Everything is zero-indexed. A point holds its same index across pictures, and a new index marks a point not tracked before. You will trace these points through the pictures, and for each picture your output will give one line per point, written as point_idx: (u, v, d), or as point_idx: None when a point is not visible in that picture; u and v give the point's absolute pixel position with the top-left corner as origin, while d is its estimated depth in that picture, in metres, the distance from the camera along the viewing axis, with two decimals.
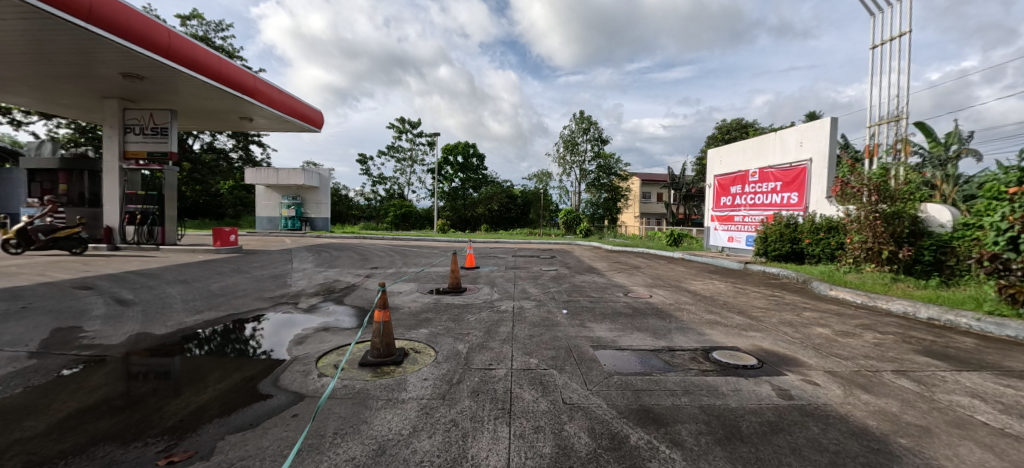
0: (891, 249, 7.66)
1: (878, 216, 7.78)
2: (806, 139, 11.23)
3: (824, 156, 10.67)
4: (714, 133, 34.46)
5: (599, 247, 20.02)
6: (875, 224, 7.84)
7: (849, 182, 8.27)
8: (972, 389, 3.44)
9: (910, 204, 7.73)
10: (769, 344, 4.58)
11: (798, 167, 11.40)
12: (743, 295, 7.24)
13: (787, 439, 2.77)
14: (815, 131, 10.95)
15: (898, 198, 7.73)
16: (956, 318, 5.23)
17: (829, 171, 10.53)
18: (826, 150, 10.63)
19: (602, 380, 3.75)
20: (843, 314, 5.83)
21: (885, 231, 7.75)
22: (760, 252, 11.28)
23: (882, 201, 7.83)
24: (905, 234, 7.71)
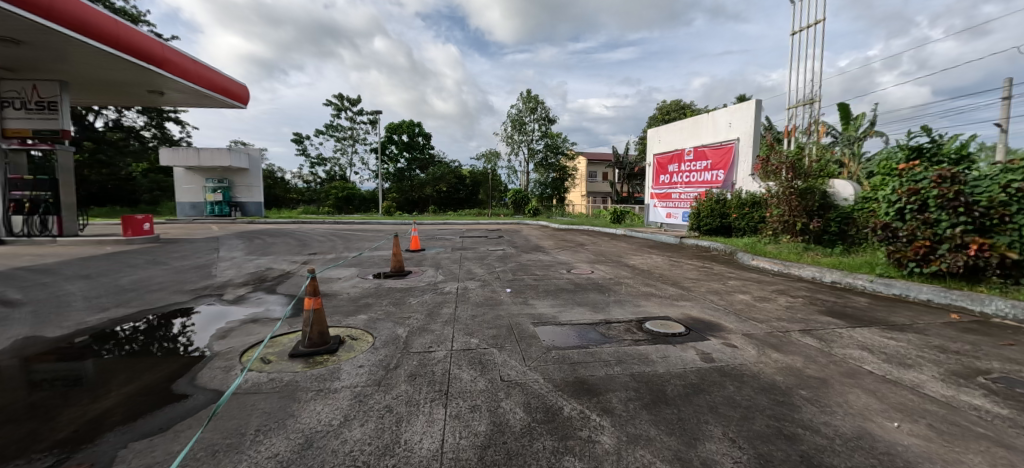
0: (804, 222, 8.39)
1: (794, 192, 8.46)
2: (735, 120, 11.96)
3: (751, 136, 11.40)
4: (655, 113, 35.81)
5: (547, 226, 20.44)
6: (791, 199, 8.51)
7: (770, 160, 8.91)
8: (862, 342, 3.90)
9: (820, 181, 8.40)
10: (696, 311, 4.90)
11: (727, 146, 12.13)
12: (677, 267, 7.70)
13: (706, 398, 2.99)
14: (742, 112, 11.66)
15: (810, 175, 8.37)
16: (854, 281, 5.88)
17: (753, 150, 11.35)
18: (752, 130, 11.35)
19: (540, 355, 3.82)
20: (761, 281, 6.38)
21: (800, 205, 8.44)
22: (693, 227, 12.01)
23: (797, 178, 8.51)
24: (816, 207, 8.47)
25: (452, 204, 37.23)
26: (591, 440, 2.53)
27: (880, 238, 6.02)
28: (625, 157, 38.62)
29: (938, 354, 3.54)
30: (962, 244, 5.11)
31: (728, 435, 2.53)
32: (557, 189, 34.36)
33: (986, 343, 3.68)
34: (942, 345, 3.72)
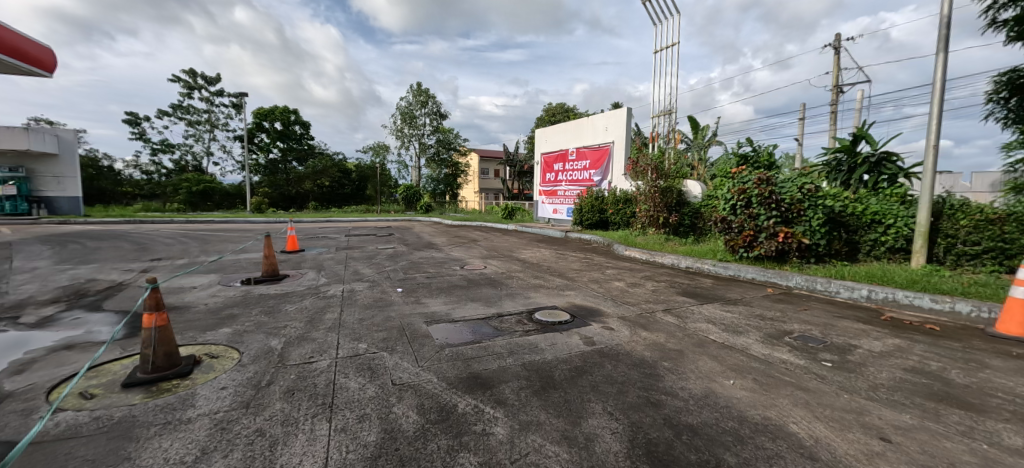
0: (665, 216, 9.81)
1: (657, 190, 9.81)
2: (610, 125, 13.34)
3: (623, 140, 12.87)
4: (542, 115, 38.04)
5: (440, 222, 20.27)
6: (655, 196, 9.86)
7: (639, 163, 10.18)
8: (708, 316, 4.72)
9: (676, 181, 9.95)
10: (580, 299, 5.38)
11: (605, 148, 13.49)
12: (563, 259, 8.33)
13: (588, 379, 3.30)
14: (616, 118, 13.07)
15: (669, 176, 9.86)
16: (702, 265, 7.09)
17: (625, 152, 12.82)
18: (624, 135, 12.81)
19: (433, 354, 3.77)
20: (633, 269, 7.27)
21: (662, 201, 9.83)
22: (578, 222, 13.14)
23: (659, 178, 9.88)
24: (674, 203, 9.94)
25: (337, 200, 34.54)
26: (485, 433, 2.59)
27: (719, 229, 7.34)
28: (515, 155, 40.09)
29: (757, 321, 4.45)
30: (773, 233, 6.49)
31: (606, 409, 2.83)
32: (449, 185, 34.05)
33: (789, 310, 4.76)
34: (761, 313, 4.70)
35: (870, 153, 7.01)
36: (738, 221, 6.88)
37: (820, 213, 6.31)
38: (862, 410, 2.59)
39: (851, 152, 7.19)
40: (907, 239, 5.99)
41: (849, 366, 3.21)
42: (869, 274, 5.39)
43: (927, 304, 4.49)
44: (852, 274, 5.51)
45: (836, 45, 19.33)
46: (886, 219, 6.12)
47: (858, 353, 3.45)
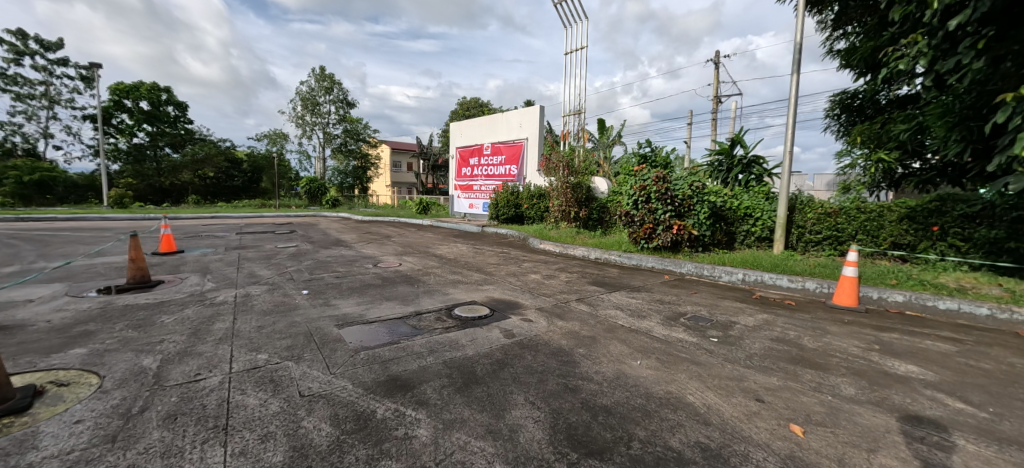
0: (576, 211, 10.41)
1: (569, 186, 10.33)
2: (524, 122, 13.70)
3: (537, 137, 13.29)
4: (457, 109, 37.62)
5: (349, 218, 18.95)
6: (567, 192, 10.38)
7: (553, 160, 10.63)
8: (615, 302, 5.11)
9: (586, 178, 10.54)
10: (498, 293, 5.43)
11: (519, 144, 13.82)
12: (481, 254, 8.34)
13: (509, 371, 3.35)
14: (530, 116, 13.45)
15: (579, 172, 10.43)
16: (609, 256, 7.67)
17: (538, 149, 13.28)
18: (538, 133, 13.24)
19: (346, 360, 3.48)
20: (548, 261, 7.57)
21: (573, 197, 10.40)
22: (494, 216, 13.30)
23: (570, 175, 10.42)
24: (584, 198, 10.57)
25: (223, 194, 30.08)
26: (407, 437, 2.47)
27: (624, 223, 7.96)
28: (429, 148, 38.95)
29: (657, 304, 4.93)
30: (668, 226, 7.24)
31: (528, 399, 2.90)
32: (359, 179, 31.75)
33: (682, 293, 5.38)
34: (660, 298, 5.23)
35: (742, 156, 8.21)
36: (639, 215, 7.53)
37: (705, 208, 7.22)
38: (742, 377, 3.03)
39: (729, 154, 8.35)
40: (768, 230, 7.17)
41: (731, 340, 3.73)
42: (743, 260, 6.32)
43: (785, 283, 5.41)
44: (730, 261, 6.41)
45: (714, 60, 22.21)
46: (755, 213, 7.25)
47: (736, 329, 4.02)
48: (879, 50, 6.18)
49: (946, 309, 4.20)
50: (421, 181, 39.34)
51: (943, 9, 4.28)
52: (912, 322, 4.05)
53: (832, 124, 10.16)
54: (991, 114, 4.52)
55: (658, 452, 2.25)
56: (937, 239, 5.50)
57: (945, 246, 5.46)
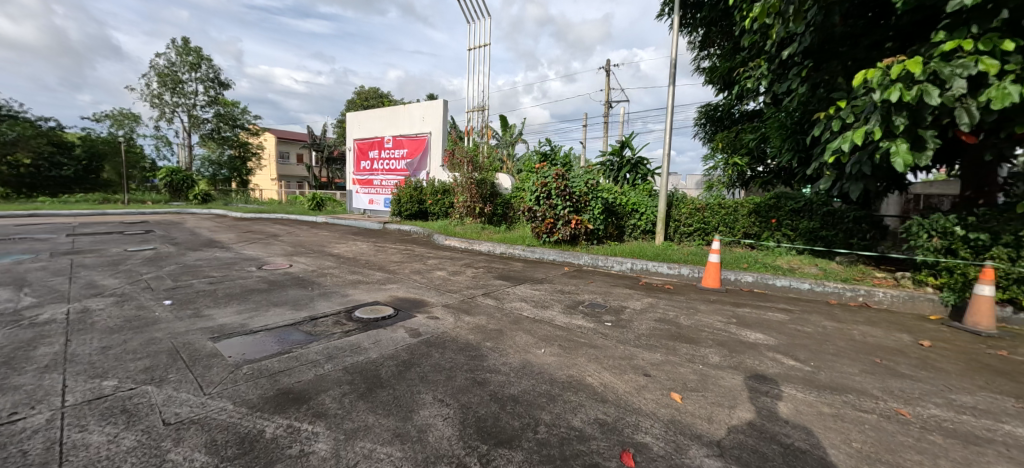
0: (481, 207, 10.48)
1: (473, 182, 10.35)
2: (427, 115, 13.33)
3: (440, 132, 13.02)
4: (354, 98, 34.98)
5: (223, 215, 16.37)
6: (471, 188, 10.39)
7: (457, 156, 10.57)
8: (520, 294, 5.22)
9: (490, 174, 10.67)
10: (403, 292, 5.16)
11: (422, 138, 13.39)
12: (384, 252, 7.87)
13: (417, 371, 3.21)
14: (433, 109, 13.13)
15: (483, 169, 10.49)
16: (513, 250, 7.87)
17: (442, 144, 13.03)
18: (441, 127, 12.98)
19: (223, 377, 2.96)
20: (454, 258, 7.47)
21: (478, 193, 10.45)
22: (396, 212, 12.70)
23: (475, 171, 10.44)
24: (488, 195, 10.67)
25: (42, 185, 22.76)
26: (304, 453, 2.18)
27: (527, 218, 8.20)
28: (322, 138, 35.48)
29: (558, 294, 5.21)
30: (567, 220, 7.68)
31: (437, 397, 2.81)
32: (235, 168, 27.21)
33: (580, 283, 5.78)
34: (560, 288, 5.52)
35: (630, 157, 9.12)
36: (541, 211, 7.82)
37: (599, 204, 7.82)
38: (632, 356, 3.36)
39: (619, 155, 9.20)
40: (651, 224, 8.10)
41: (622, 323, 4.11)
42: (631, 251, 7.02)
43: (665, 270, 6.15)
44: (619, 251, 7.09)
45: (605, 68, 24.21)
46: (641, 209, 8.13)
47: (627, 313, 4.44)
48: (733, 72, 7.39)
49: (782, 285, 5.19)
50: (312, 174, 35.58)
51: (777, 41, 5.26)
52: (756, 298, 4.95)
53: (700, 131, 11.90)
54: (809, 129, 5.71)
55: (563, 433, 2.37)
56: (776, 230, 6.77)
57: (780, 235, 6.74)
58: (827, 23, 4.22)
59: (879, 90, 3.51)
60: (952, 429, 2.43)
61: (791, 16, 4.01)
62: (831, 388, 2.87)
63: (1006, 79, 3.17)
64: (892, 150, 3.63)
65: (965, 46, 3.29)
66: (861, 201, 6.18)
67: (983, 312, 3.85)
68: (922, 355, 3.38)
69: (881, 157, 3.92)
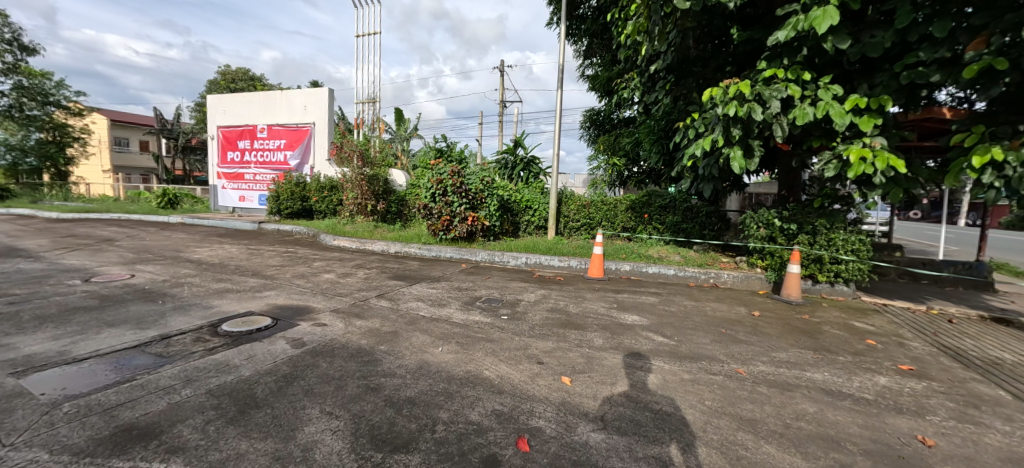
0: (373, 204, 9.87)
1: (364, 178, 9.70)
2: (310, 104, 12.09)
3: (325, 122, 11.92)
4: (218, 78, 29.93)
5: (23, 216, 12.59)
6: (362, 184, 9.73)
7: (343, 147, 9.78)
8: (417, 294, 5.04)
9: (383, 169, 10.07)
10: (283, 299, 4.57)
11: (304, 128, 12.09)
12: (258, 256, 6.89)
13: (300, 385, 2.87)
14: (316, 98, 11.96)
15: (375, 164, 9.87)
16: (409, 249, 7.59)
17: (327, 136, 11.93)
18: (326, 117, 11.89)
19: (30, 422, 2.24)
20: (343, 259, 6.90)
21: (369, 189, 9.82)
22: (274, 210, 11.26)
23: (365, 166, 9.76)
24: (381, 191, 10.11)
25: None
26: None
27: (422, 216, 7.93)
28: (174, 123, 29.62)
29: (456, 291, 5.17)
30: (464, 217, 7.62)
31: (324, 410, 2.55)
32: (48, 158, 19.82)
33: (478, 279, 5.83)
34: (458, 285, 5.48)
35: (523, 156, 9.52)
36: (436, 208, 7.62)
37: (495, 200, 7.88)
38: (526, 346, 3.50)
39: (513, 154, 9.54)
40: (543, 220, 8.56)
41: (517, 316, 4.26)
42: (525, 246, 7.32)
43: (556, 263, 6.55)
44: (514, 247, 7.34)
45: (499, 68, 24.79)
46: (534, 206, 8.52)
47: (521, 305, 4.62)
48: (611, 81, 8.19)
49: (652, 272, 5.95)
50: (162, 165, 29.32)
51: (647, 56, 5.96)
52: (632, 284, 5.59)
53: (586, 134, 12.97)
54: (672, 136, 6.61)
55: (461, 428, 2.36)
56: (647, 223, 7.71)
57: (651, 228, 7.68)
58: (684, 45, 4.92)
59: (722, 105, 4.22)
60: (771, 380, 3.06)
61: (656, 36, 4.60)
62: (690, 357, 3.38)
63: (803, 103, 4.07)
64: (731, 155, 4.41)
65: (777, 74, 4.14)
66: (711, 198, 7.37)
67: (793, 285, 4.91)
68: (751, 323, 4.20)
69: (724, 161, 4.72)
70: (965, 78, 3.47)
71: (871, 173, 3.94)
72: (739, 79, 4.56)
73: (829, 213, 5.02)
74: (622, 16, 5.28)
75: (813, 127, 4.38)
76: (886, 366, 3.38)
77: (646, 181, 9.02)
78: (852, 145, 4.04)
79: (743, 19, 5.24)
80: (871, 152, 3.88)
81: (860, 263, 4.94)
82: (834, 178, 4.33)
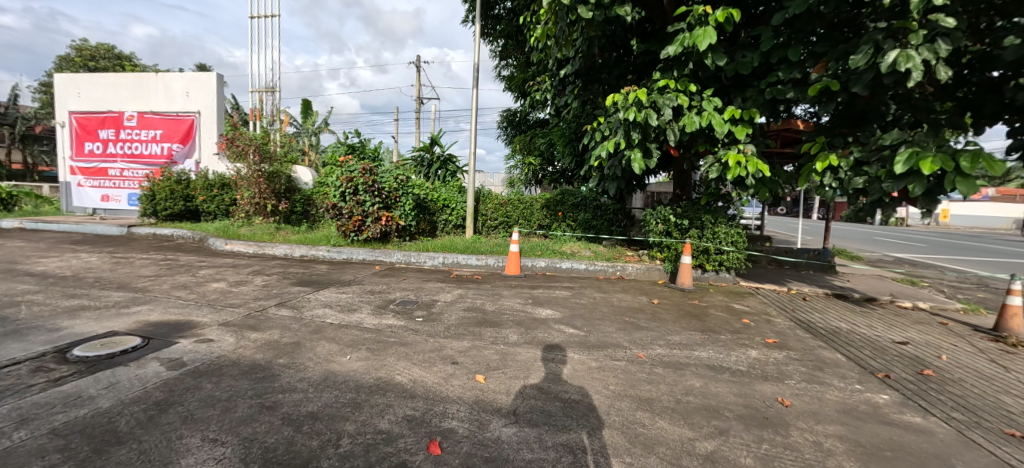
0: (273, 203, 8.98)
1: (262, 175, 8.77)
2: (192, 90, 10.65)
3: (213, 111, 10.61)
4: (70, 54, 24.83)
5: None
6: (260, 182, 8.80)
7: (235, 140, 8.59)
8: (324, 300, 4.69)
9: (285, 166, 9.19)
10: (157, 315, 3.93)
11: (187, 118, 10.62)
12: (127, 265, 5.87)
13: (179, 411, 2.42)
14: (201, 84, 10.57)
15: (275, 160, 8.94)
16: (316, 252, 7.04)
17: (217, 128, 10.61)
18: (214, 106, 10.60)
19: None
20: (237, 265, 6.17)
21: (268, 187, 8.91)
22: (148, 212, 9.72)
23: (263, 162, 8.78)
24: (283, 190, 9.24)
25: None
26: None
27: (330, 216, 7.39)
28: (6, 104, 23.90)
29: (368, 295, 4.92)
30: (377, 217, 7.26)
31: (208, 438, 2.19)
32: None
33: (392, 281, 5.62)
34: (371, 288, 5.21)
35: (440, 154, 9.37)
36: (346, 208, 7.14)
37: (411, 200, 7.64)
38: (441, 347, 3.45)
39: (429, 152, 9.35)
40: (461, 219, 8.53)
41: (433, 317, 4.18)
42: (442, 245, 7.24)
43: (474, 262, 6.56)
44: (432, 247, 7.23)
45: (416, 62, 24.09)
46: (452, 204, 8.45)
47: (438, 306, 4.55)
48: (526, 83, 8.41)
49: (566, 267, 6.25)
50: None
51: (557, 61, 6.23)
52: (547, 280, 5.82)
53: (503, 134, 13.18)
54: (581, 138, 7.00)
55: (369, 439, 2.22)
56: (561, 221, 8.07)
57: (565, 225, 8.05)
58: (590, 53, 5.23)
59: (623, 110, 4.59)
60: (666, 361, 3.39)
61: (564, 42, 4.85)
62: (598, 346, 3.61)
63: (691, 112, 4.58)
64: (632, 156, 4.80)
65: (670, 85, 4.59)
66: (618, 197, 7.96)
67: (686, 275, 5.50)
68: (651, 310, 4.62)
69: (627, 162, 5.14)
70: (809, 97, 4.18)
71: (744, 175, 4.56)
72: (638, 87, 4.97)
73: (713, 210, 5.71)
74: (534, 20, 5.43)
75: (699, 134, 4.94)
76: (757, 340, 3.95)
77: (561, 180, 9.45)
78: (729, 150, 4.64)
79: (641, 33, 5.73)
80: (744, 156, 4.49)
81: (738, 253, 5.71)
82: (716, 179, 4.94)
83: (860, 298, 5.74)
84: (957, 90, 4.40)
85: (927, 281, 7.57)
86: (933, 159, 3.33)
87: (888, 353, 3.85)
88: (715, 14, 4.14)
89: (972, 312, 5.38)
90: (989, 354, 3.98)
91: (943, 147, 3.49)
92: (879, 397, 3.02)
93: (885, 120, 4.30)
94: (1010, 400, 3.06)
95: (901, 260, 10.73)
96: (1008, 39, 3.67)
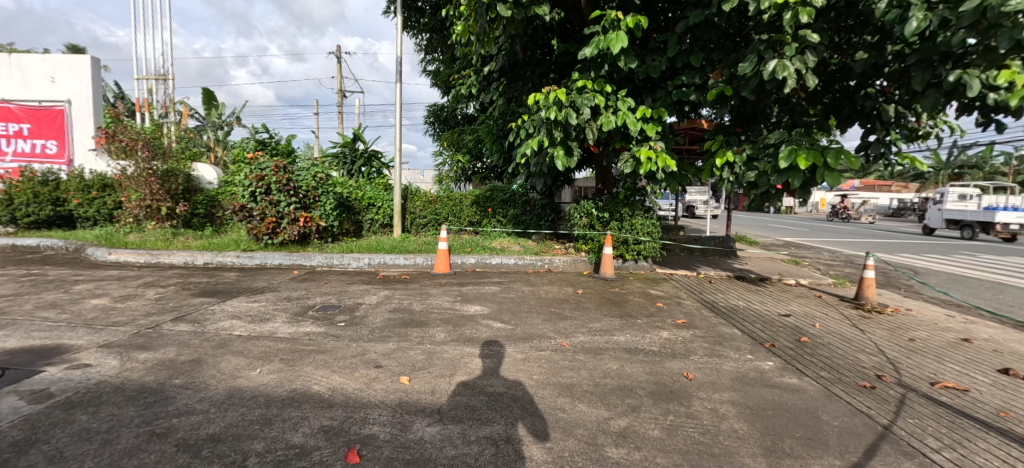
0: (169, 206, 8.00)
1: (153, 174, 7.77)
2: (59, 74, 9.17)
3: (87, 98, 9.25)
4: None
5: None
6: (150, 182, 7.79)
7: (116, 134, 7.49)
8: (231, 311, 4.29)
9: (183, 163, 8.24)
10: (13, 342, 3.33)
11: (52, 107, 9.09)
12: None
13: (44, 449, 2.03)
14: (70, 66, 9.15)
15: (170, 156, 7.98)
16: (223, 259, 6.43)
17: (93, 119, 9.23)
18: (89, 92, 9.24)
19: None
20: (125, 278, 5.43)
21: (162, 188, 7.93)
22: (3, 219, 8.21)
23: (154, 158, 7.78)
24: (180, 191, 8.26)
25: None
26: None
27: (239, 218, 6.75)
28: None
29: (283, 302, 4.59)
30: (294, 218, 6.80)
31: None
32: None
33: (312, 286, 5.30)
34: (287, 295, 4.86)
35: (364, 150, 8.97)
36: (258, 209, 6.60)
37: (332, 199, 7.26)
38: (363, 352, 3.34)
39: (352, 148, 8.90)
40: (388, 218, 8.27)
41: (356, 321, 4.02)
42: (368, 246, 7.00)
43: (402, 262, 6.43)
44: (356, 247, 6.96)
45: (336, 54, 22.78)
46: (378, 202, 8.16)
47: (361, 309, 4.38)
48: (451, 78, 8.35)
49: (496, 263, 6.34)
50: None
51: (481, 57, 6.25)
52: (476, 276, 5.86)
53: (432, 130, 12.98)
54: (507, 135, 7.12)
55: (280, 456, 2.04)
56: (492, 216, 8.15)
57: (495, 221, 8.16)
58: (512, 50, 5.34)
59: (545, 109, 4.75)
60: (587, 347, 3.59)
61: (485, 39, 4.87)
62: (524, 338, 3.72)
63: (607, 112, 4.85)
64: (555, 154, 4.98)
65: (587, 85, 4.84)
66: (546, 192, 8.22)
67: (607, 264, 5.82)
68: (575, 300, 4.86)
69: (550, 159, 5.29)
70: (708, 99, 4.64)
71: (654, 169, 4.96)
72: (559, 86, 5.17)
73: (631, 203, 6.14)
74: (455, 14, 5.39)
75: (615, 132, 5.25)
76: (668, 322, 4.32)
77: (490, 177, 9.52)
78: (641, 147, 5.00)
79: (561, 33, 5.99)
80: (654, 153, 4.88)
81: (653, 242, 6.21)
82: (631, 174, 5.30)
83: (756, 278, 6.50)
84: (824, 97, 5.13)
85: (808, 260, 8.82)
86: (806, 155, 3.84)
87: (775, 325, 4.41)
88: (626, 19, 4.42)
89: (840, 285, 6.37)
90: (851, 320, 4.74)
91: (813, 146, 4.02)
92: (765, 363, 3.46)
93: (769, 121, 4.90)
94: (864, 358, 3.66)
95: (790, 243, 12.37)
96: (860, 54, 4.36)
